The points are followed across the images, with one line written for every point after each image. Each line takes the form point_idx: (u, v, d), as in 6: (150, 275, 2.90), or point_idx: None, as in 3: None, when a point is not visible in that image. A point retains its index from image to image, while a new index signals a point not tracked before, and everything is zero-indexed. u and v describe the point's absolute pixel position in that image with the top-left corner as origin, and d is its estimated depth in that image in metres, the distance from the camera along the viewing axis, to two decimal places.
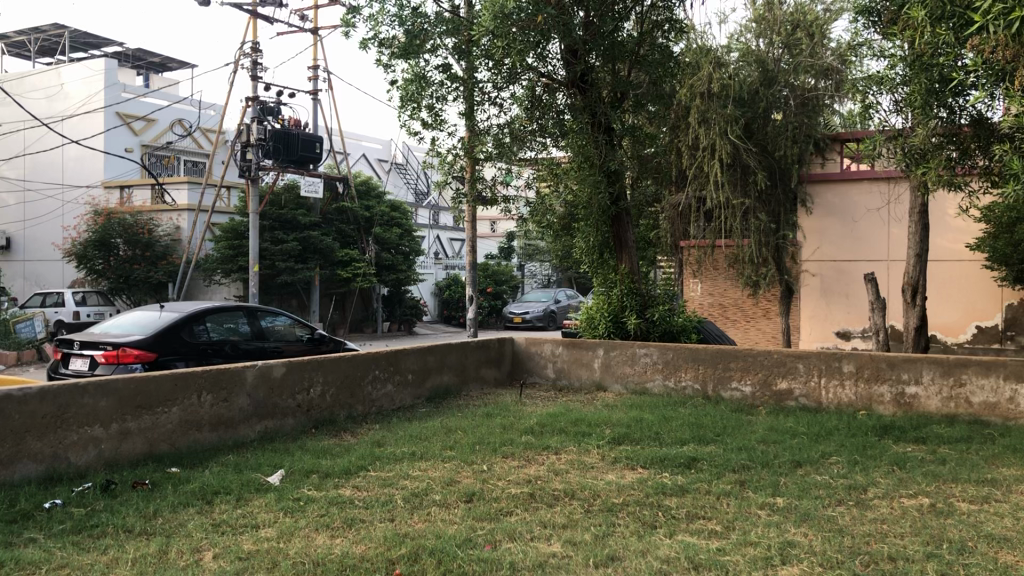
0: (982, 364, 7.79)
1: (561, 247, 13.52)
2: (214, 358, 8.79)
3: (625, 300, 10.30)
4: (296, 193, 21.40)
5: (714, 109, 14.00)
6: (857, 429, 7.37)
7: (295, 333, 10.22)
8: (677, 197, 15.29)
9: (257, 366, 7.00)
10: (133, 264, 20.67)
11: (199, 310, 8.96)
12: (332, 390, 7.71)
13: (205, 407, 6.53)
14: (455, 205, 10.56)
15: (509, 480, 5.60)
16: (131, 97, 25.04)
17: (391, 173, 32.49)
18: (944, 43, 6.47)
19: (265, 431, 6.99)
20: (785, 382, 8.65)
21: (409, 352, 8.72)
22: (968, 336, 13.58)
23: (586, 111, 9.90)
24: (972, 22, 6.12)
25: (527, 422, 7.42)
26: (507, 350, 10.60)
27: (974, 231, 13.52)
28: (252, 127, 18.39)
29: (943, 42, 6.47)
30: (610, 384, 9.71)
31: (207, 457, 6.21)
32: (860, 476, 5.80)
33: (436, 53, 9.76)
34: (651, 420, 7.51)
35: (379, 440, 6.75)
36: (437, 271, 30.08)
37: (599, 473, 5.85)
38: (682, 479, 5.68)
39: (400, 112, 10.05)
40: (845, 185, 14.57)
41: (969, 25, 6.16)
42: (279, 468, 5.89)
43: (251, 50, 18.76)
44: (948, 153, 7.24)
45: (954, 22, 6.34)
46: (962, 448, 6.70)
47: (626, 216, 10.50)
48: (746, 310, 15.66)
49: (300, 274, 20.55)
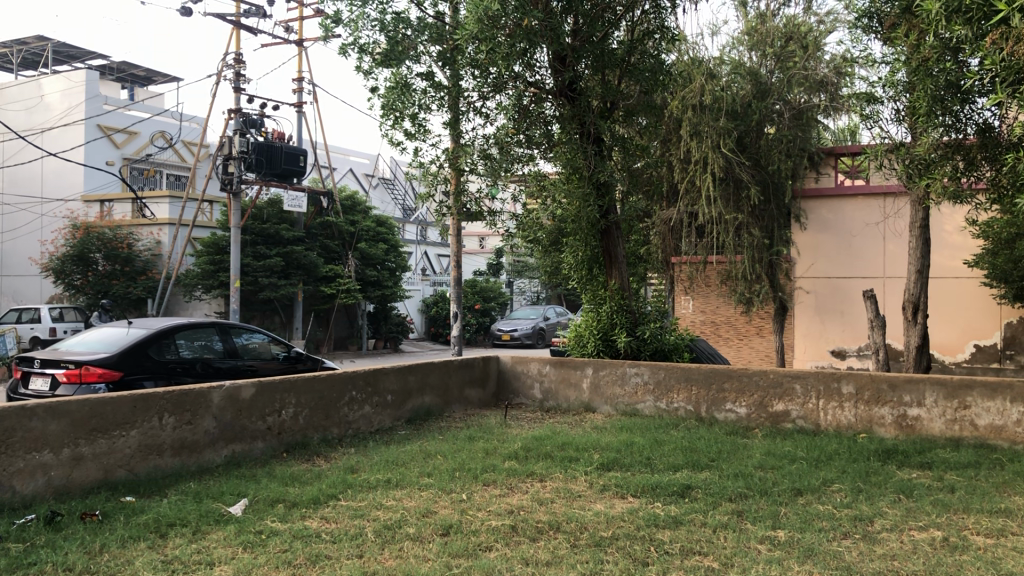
0: (988, 387, 7.43)
1: (550, 263, 13.15)
2: (184, 377, 8.36)
3: (615, 317, 9.91)
4: (280, 208, 21.00)
5: (705, 122, 13.67)
6: (859, 454, 7.01)
7: (271, 351, 9.81)
8: (666, 213, 14.95)
9: (225, 387, 6.60)
10: (113, 279, 20.25)
11: (169, 327, 8.55)
12: (305, 412, 7.31)
13: (167, 430, 6.12)
14: (439, 220, 10.14)
15: (490, 511, 5.20)
16: (111, 109, 24.65)
17: (378, 188, 32.21)
18: (960, 39, 6.13)
19: (232, 456, 6.58)
20: (782, 404, 8.29)
21: (389, 372, 8.32)
22: (966, 355, 13.28)
23: (575, 120, 9.61)
24: (991, 17, 5.78)
25: (511, 446, 7.02)
26: (492, 369, 10.22)
27: (972, 247, 13.22)
28: (234, 140, 18.02)
29: (959, 37, 6.13)
30: (599, 405, 9.33)
31: (168, 485, 5.80)
32: (865, 506, 5.42)
33: (420, 61, 9.40)
34: (642, 443, 7.13)
35: (354, 466, 6.34)
36: (424, 286, 29.71)
37: (586, 502, 5.45)
38: (676, 509, 5.29)
39: (381, 122, 9.65)
40: (839, 200, 14.26)
41: (984, 20, 5.82)
42: (242, 497, 5.47)
43: (234, 62, 18.42)
44: (956, 163, 6.90)
45: (971, 16, 5.95)
46: (971, 475, 6.33)
47: (616, 230, 10.14)
48: (739, 328, 15.40)
49: (283, 290, 20.13)
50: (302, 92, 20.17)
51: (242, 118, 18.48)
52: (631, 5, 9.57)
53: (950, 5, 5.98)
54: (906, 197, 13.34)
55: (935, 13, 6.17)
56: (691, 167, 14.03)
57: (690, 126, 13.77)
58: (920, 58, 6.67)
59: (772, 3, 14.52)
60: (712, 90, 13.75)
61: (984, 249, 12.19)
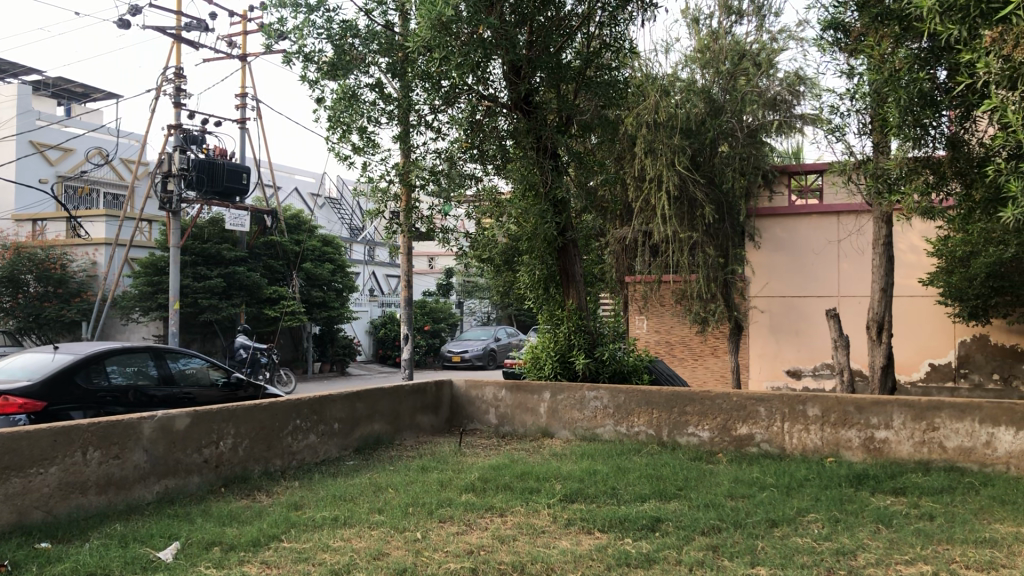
0: (956, 408, 7.22)
1: (504, 283, 12.80)
2: (115, 406, 7.79)
3: (572, 339, 9.55)
4: (221, 227, 20.34)
5: (660, 139, 13.50)
6: (830, 480, 6.74)
7: (210, 377, 9.27)
8: (620, 231, 15.11)
9: (157, 417, 6.09)
10: (44, 301, 19.28)
11: (98, 352, 7.97)
12: (245, 443, 6.81)
13: (91, 466, 5.59)
14: (389, 238, 9.68)
15: (448, 551, 4.78)
16: (44, 124, 23.80)
17: (324, 208, 31.66)
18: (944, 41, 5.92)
19: (165, 492, 6.07)
20: (746, 427, 8.01)
21: (335, 399, 7.86)
22: (922, 374, 13.23)
23: (531, 134, 9.29)
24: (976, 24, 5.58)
25: (468, 476, 6.60)
26: (445, 394, 9.80)
27: (927, 266, 13.18)
28: (173, 157, 17.35)
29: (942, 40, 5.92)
30: (557, 430, 8.96)
31: (92, 527, 5.26)
32: (846, 538, 5.11)
33: (369, 71, 9.00)
34: (606, 471, 6.76)
35: (297, 501, 5.88)
36: (371, 308, 29.18)
37: (551, 539, 5.06)
38: (648, 545, 4.92)
39: (328, 135, 9.20)
40: (794, 219, 14.15)
41: (977, 22, 5.69)
42: (174, 540, 4.96)
43: (174, 76, 17.79)
44: (927, 177, 6.74)
45: (957, 19, 5.75)
46: (947, 501, 6.08)
47: (573, 248, 9.84)
48: (694, 347, 15.16)
49: (224, 312, 19.43)
50: (245, 108, 19.57)
51: (182, 134, 17.86)
52: (587, 17, 9.38)
53: (937, 7, 5.77)
54: (866, 216, 13.23)
55: (920, 14, 5.94)
56: (646, 185, 13.83)
57: (645, 143, 13.58)
58: (891, 69, 6.51)
59: (725, 20, 14.43)
60: (666, 108, 13.58)
61: (939, 268, 12.15)
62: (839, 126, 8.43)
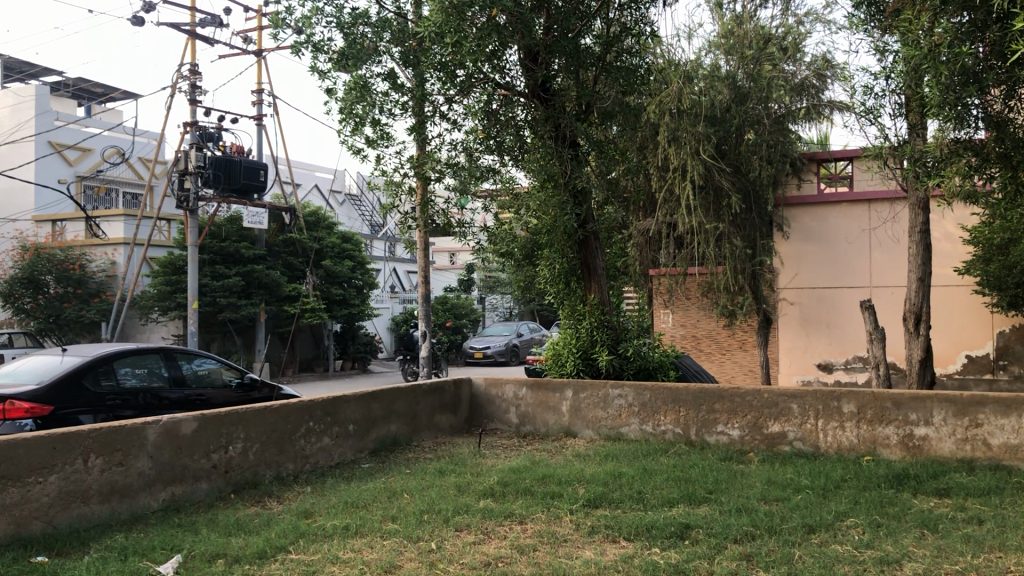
0: (1001, 403, 6.83)
1: (524, 278, 12.52)
2: (124, 410, 7.57)
3: (595, 335, 9.24)
4: (240, 225, 20.22)
5: (683, 127, 13.13)
6: (868, 480, 6.40)
7: (222, 378, 9.04)
8: (643, 223, 14.74)
9: (162, 422, 5.85)
10: (65, 302, 19.26)
11: (108, 354, 7.76)
12: (256, 447, 6.56)
13: (93, 474, 5.35)
14: (405, 234, 9.39)
15: (464, 564, 4.49)
16: (62, 125, 23.79)
17: (345, 205, 31.60)
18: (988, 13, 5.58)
19: (171, 500, 5.83)
20: (778, 425, 7.66)
21: (350, 400, 7.60)
22: (958, 366, 12.77)
23: (549, 123, 8.99)
24: None
25: (487, 480, 6.31)
26: (464, 394, 9.51)
27: (963, 254, 12.73)
28: (189, 154, 17.19)
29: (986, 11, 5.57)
30: (581, 429, 8.66)
31: (93, 537, 5.02)
32: (890, 545, 4.77)
33: (381, 61, 8.72)
34: (631, 474, 6.45)
35: (308, 509, 5.62)
36: (392, 304, 29.05)
37: (574, 549, 4.77)
38: (677, 556, 4.60)
39: (340, 127, 8.92)
40: (822, 208, 13.74)
41: None
42: (176, 553, 4.71)
43: (189, 73, 17.64)
44: (969, 160, 6.40)
45: None
46: (996, 503, 5.72)
47: (594, 240, 9.51)
48: (721, 341, 14.80)
49: (243, 310, 19.30)
50: (262, 104, 19.36)
51: (198, 132, 17.69)
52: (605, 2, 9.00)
53: None
54: (899, 203, 12.79)
55: None
56: (670, 175, 13.47)
57: (668, 132, 13.23)
58: (931, 43, 6.14)
59: (749, 5, 13.98)
60: (689, 95, 13.22)
61: (975, 256, 11.72)
62: (872, 109, 8.05)
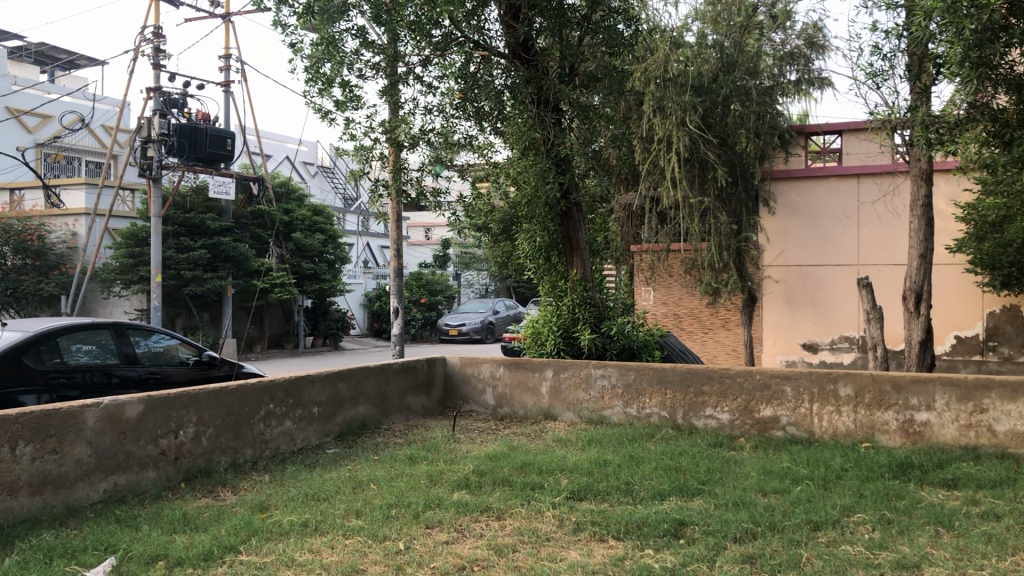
0: (1009, 387, 6.38)
1: (502, 253, 12.07)
2: (68, 390, 6.98)
3: (577, 313, 8.75)
4: (205, 196, 19.49)
5: (669, 96, 12.57)
6: (870, 469, 5.97)
7: (180, 356, 8.45)
8: (626, 197, 14.23)
9: (103, 405, 5.30)
10: (23, 275, 18.54)
11: (54, 328, 7.18)
12: (209, 432, 6.02)
13: (23, 463, 4.80)
14: (376, 203, 8.78)
15: (435, 568, 3.99)
16: (20, 90, 22.89)
17: (317, 176, 31.02)
18: None
19: (114, 490, 5.30)
20: (771, 409, 7.22)
21: (314, 380, 7.07)
22: (947, 346, 12.46)
23: (530, 85, 8.43)
24: None
25: (461, 469, 5.81)
26: (438, 373, 9.01)
27: (954, 231, 12.35)
28: (153, 121, 16.40)
29: None
30: (561, 412, 8.20)
31: (19, 535, 4.49)
32: (905, 546, 4.33)
33: (351, 17, 8.14)
34: (617, 462, 5.96)
35: (263, 502, 5.10)
36: (365, 280, 28.49)
37: (558, 549, 4.29)
38: (671, 558, 4.13)
39: (306, 88, 8.34)
40: (810, 182, 13.41)
41: None
42: (111, 554, 4.18)
43: (153, 36, 16.85)
44: (986, 126, 6.32)
45: None
46: (1009, 495, 5.30)
47: (577, 212, 8.98)
48: (704, 321, 14.50)
49: (209, 284, 18.68)
50: (229, 70, 18.59)
51: (163, 98, 16.93)
52: None
53: None
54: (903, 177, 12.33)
55: None
56: (655, 147, 12.94)
57: (654, 101, 12.68)
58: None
59: None
60: (676, 63, 12.66)
61: (968, 233, 11.35)
62: (882, 73, 7.63)
